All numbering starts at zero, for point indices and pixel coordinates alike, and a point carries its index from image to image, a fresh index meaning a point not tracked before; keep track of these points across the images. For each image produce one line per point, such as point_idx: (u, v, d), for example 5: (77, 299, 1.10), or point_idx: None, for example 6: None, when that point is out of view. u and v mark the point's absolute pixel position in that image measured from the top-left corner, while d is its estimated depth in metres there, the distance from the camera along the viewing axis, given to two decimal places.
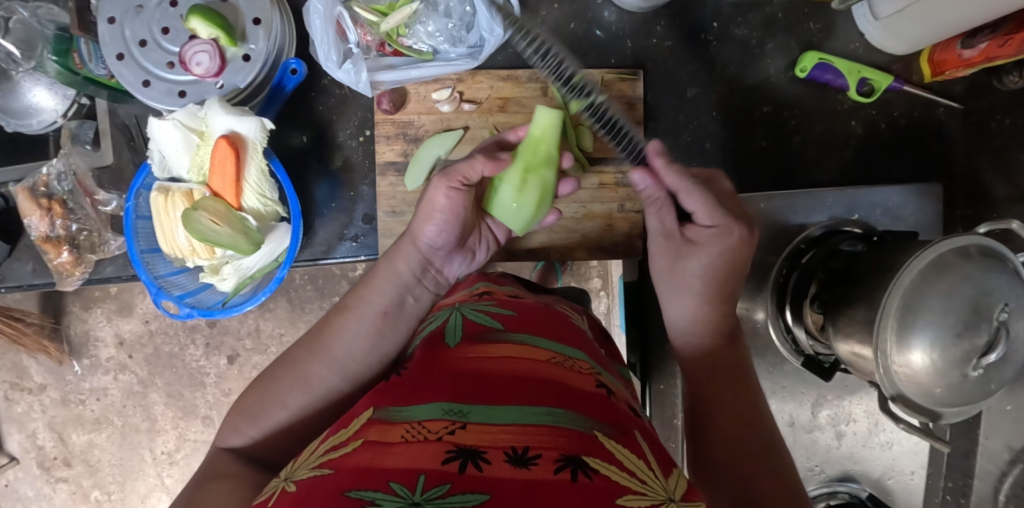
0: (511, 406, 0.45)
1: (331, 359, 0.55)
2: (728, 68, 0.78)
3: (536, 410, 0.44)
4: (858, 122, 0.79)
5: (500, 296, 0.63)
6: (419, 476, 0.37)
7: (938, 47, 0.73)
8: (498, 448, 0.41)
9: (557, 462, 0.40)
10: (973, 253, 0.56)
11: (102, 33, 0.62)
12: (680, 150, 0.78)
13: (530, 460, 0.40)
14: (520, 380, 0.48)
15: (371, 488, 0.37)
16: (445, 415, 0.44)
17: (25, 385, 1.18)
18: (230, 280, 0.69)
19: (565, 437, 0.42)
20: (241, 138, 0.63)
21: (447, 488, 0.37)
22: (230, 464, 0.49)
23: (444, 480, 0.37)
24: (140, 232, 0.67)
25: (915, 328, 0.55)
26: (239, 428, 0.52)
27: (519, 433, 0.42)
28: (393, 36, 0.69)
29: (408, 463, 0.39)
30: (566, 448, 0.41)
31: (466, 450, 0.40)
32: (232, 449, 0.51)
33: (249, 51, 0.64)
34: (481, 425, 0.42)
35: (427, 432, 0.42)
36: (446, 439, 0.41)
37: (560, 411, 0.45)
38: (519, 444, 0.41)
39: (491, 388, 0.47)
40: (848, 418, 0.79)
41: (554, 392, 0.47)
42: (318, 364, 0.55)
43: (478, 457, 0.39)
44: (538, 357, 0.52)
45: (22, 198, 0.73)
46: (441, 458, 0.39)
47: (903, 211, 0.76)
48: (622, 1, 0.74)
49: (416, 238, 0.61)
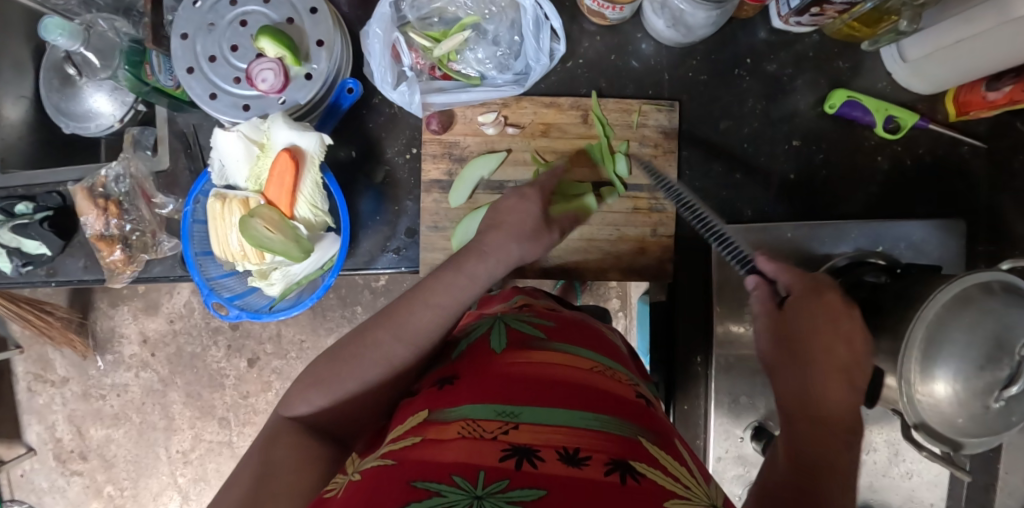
0: (560, 409, 0.48)
1: (408, 340, 0.56)
2: (760, 102, 0.81)
3: (584, 415, 0.48)
4: (883, 159, 0.82)
5: (538, 308, 0.67)
6: (479, 472, 0.41)
7: (963, 88, 0.77)
8: (551, 447, 0.44)
9: (606, 464, 0.43)
10: (995, 289, 0.59)
11: (175, 47, 0.66)
12: (712, 179, 0.81)
13: (582, 460, 0.43)
14: (568, 386, 0.51)
15: (436, 480, 0.40)
16: (498, 415, 0.47)
17: (48, 377, 1.21)
18: (277, 285, 0.72)
19: (612, 442, 0.46)
20: (300, 151, 0.66)
21: (507, 483, 0.40)
22: (296, 437, 0.52)
23: (503, 476, 0.41)
24: (196, 235, 0.70)
25: (938, 360, 0.58)
26: (309, 397, 0.54)
27: (570, 435, 0.45)
28: (444, 61, 0.73)
29: (469, 459, 0.42)
30: (613, 451, 0.45)
31: (520, 447, 0.44)
32: (298, 417, 0.54)
33: (311, 70, 0.68)
34: (533, 426, 0.46)
35: (483, 430, 0.46)
36: (500, 438, 0.45)
37: (605, 417, 0.48)
38: (570, 445, 0.45)
39: (541, 391, 0.50)
40: (868, 446, 0.83)
41: (598, 398, 0.51)
42: (391, 340, 0.55)
43: (533, 455, 0.43)
44: (581, 366, 0.55)
45: (80, 198, 0.77)
46: (498, 455, 0.43)
47: (927, 246, 0.79)
48: (660, 35, 0.78)
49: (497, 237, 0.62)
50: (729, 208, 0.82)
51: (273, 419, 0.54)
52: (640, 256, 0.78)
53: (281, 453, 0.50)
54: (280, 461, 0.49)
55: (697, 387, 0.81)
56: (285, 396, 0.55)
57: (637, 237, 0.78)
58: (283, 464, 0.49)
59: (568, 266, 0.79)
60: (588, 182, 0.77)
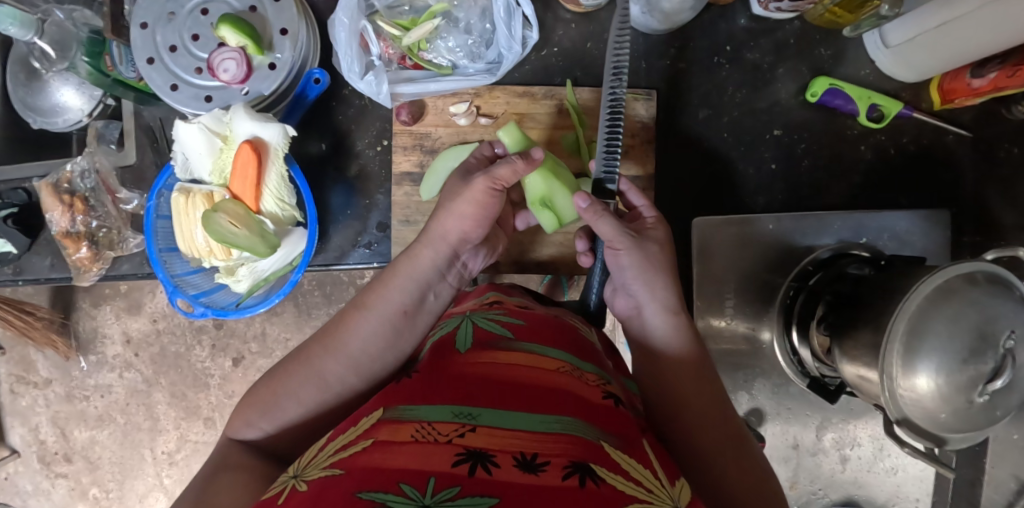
0: (520, 412, 0.46)
1: (347, 355, 0.56)
2: (740, 91, 0.79)
3: (545, 418, 0.46)
4: (867, 148, 0.80)
5: (510, 306, 0.65)
6: (430, 479, 0.39)
7: (948, 75, 0.75)
8: (508, 452, 0.42)
9: (565, 469, 0.41)
10: (979, 280, 0.57)
11: (135, 37, 0.65)
12: (692, 171, 0.80)
13: (539, 466, 0.41)
14: (532, 388, 0.50)
15: (382, 489, 0.38)
16: (455, 418, 0.45)
17: (31, 379, 1.19)
18: (244, 281, 0.70)
19: (574, 445, 0.44)
20: (263, 143, 0.64)
21: (457, 491, 0.38)
22: (241, 457, 0.52)
23: (454, 483, 0.39)
24: (160, 231, 0.69)
25: (921, 352, 0.56)
26: (252, 421, 0.54)
27: (528, 441, 0.44)
28: (414, 50, 0.71)
29: (420, 465, 0.40)
30: (574, 454, 0.43)
31: (476, 453, 0.42)
32: (245, 441, 0.53)
33: (275, 59, 0.66)
34: (491, 430, 0.44)
35: (438, 434, 0.44)
36: (455, 442, 0.43)
37: (570, 420, 0.47)
38: (528, 451, 0.43)
39: (499, 394, 0.48)
40: (853, 442, 0.82)
41: (560, 399, 0.49)
42: (331, 360, 0.56)
43: (488, 461, 0.41)
44: (546, 366, 0.53)
45: (45, 194, 0.75)
46: (451, 461, 0.41)
47: (911, 237, 0.77)
48: (637, 23, 0.76)
49: (440, 236, 0.62)
50: (709, 200, 0.80)
51: (220, 444, 0.54)
52: None
53: (223, 477, 0.49)
54: (219, 484, 0.48)
55: None
56: (231, 416, 0.55)
57: None
58: (228, 482, 0.48)
59: (546, 260, 0.77)
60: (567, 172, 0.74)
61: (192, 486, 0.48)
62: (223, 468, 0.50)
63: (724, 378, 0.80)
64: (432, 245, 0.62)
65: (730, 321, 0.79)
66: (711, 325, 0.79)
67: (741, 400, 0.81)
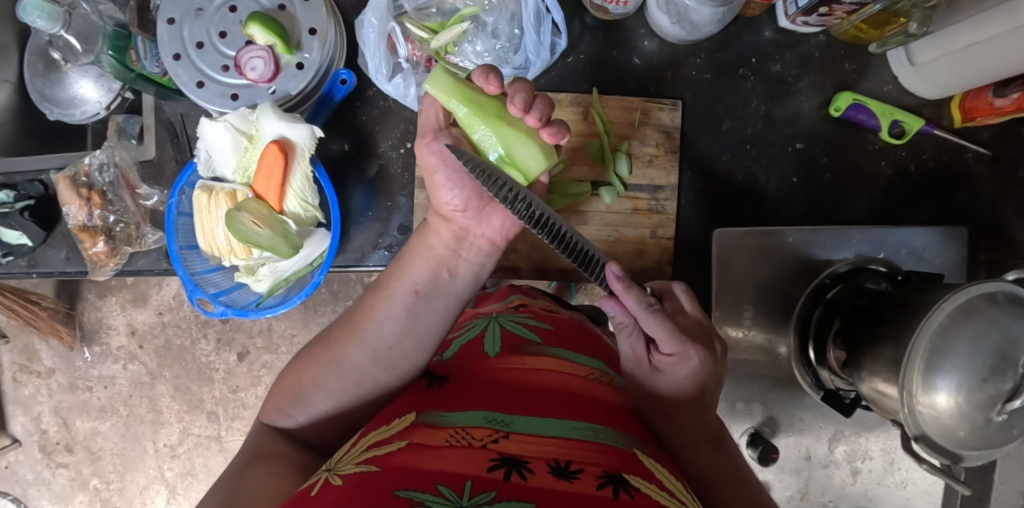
0: (553, 419, 0.47)
1: (366, 343, 0.56)
2: (763, 103, 0.79)
3: (577, 425, 0.47)
4: (887, 163, 0.80)
5: (536, 309, 0.65)
6: (466, 482, 0.39)
7: (970, 94, 0.75)
8: (541, 459, 0.42)
9: (599, 478, 0.41)
10: (999, 300, 0.57)
11: (161, 33, 0.64)
12: (712, 180, 0.80)
13: (573, 473, 0.41)
14: (562, 394, 0.50)
15: (420, 488, 0.38)
16: (488, 423, 0.46)
17: (34, 368, 1.18)
18: (265, 281, 0.70)
19: (606, 454, 0.44)
20: (290, 144, 0.64)
21: (493, 495, 0.38)
22: (274, 443, 0.53)
23: (490, 487, 0.39)
24: (180, 228, 0.68)
25: (941, 370, 0.56)
26: (285, 409, 0.55)
27: (561, 447, 0.44)
28: (441, 54, 0.71)
29: (456, 467, 0.40)
30: (607, 463, 0.43)
31: (510, 458, 0.42)
32: (278, 429, 0.55)
33: (303, 59, 0.66)
34: (524, 437, 0.44)
35: (472, 439, 0.44)
36: (490, 447, 0.43)
37: (599, 429, 0.47)
38: (561, 457, 0.43)
39: (531, 401, 0.49)
40: (864, 455, 0.83)
41: (589, 408, 0.50)
42: (352, 348, 0.56)
43: (523, 467, 0.41)
44: (576, 373, 0.54)
45: (63, 186, 0.75)
46: (487, 465, 0.41)
47: (929, 253, 0.78)
48: (663, 32, 0.76)
49: (444, 213, 0.61)
50: (729, 211, 0.80)
51: (255, 431, 0.55)
52: (638, 258, 0.76)
53: (258, 465, 0.50)
54: (254, 473, 0.49)
55: None
56: (267, 407, 0.56)
57: (636, 238, 0.76)
58: (263, 468, 0.49)
59: (565, 266, 0.77)
60: (587, 180, 0.75)
61: (223, 480, 0.48)
62: (258, 458, 0.51)
63: (739, 387, 0.81)
64: (439, 224, 0.61)
65: (747, 331, 0.79)
66: (729, 335, 0.79)
67: (754, 410, 0.81)
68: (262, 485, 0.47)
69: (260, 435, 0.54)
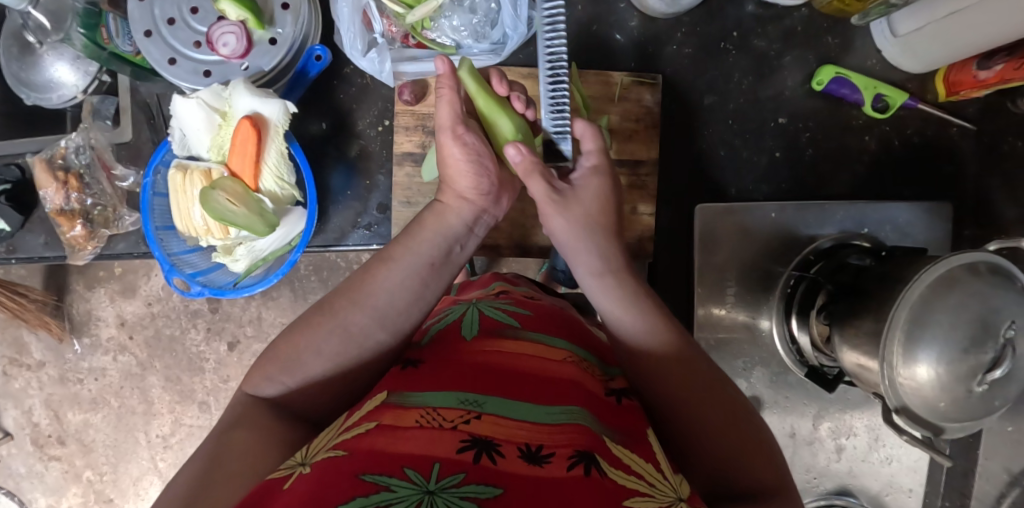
0: (527, 406, 0.46)
1: (373, 308, 0.54)
2: (746, 78, 0.79)
3: (549, 410, 0.46)
4: (871, 139, 0.80)
5: (516, 296, 0.65)
6: (433, 465, 0.38)
7: (954, 67, 0.75)
8: (512, 443, 0.42)
9: (570, 459, 0.41)
10: (982, 271, 0.57)
11: (131, 9, 0.63)
12: (694, 157, 0.80)
13: (543, 458, 0.41)
14: (535, 377, 0.50)
15: (386, 471, 0.38)
16: (460, 404, 0.45)
17: (24, 361, 1.18)
18: (242, 261, 0.70)
19: (577, 434, 0.44)
20: (264, 120, 0.63)
21: (462, 478, 0.38)
22: (264, 416, 0.49)
23: (458, 469, 0.38)
24: (156, 208, 0.68)
25: (922, 341, 0.55)
26: (274, 377, 0.51)
27: (528, 432, 0.43)
28: (417, 29, 0.69)
29: (424, 450, 0.40)
30: (580, 443, 0.43)
31: (480, 440, 0.41)
32: (266, 398, 0.51)
33: (276, 34, 0.65)
34: (496, 419, 0.44)
35: (443, 421, 0.43)
36: (460, 428, 0.42)
37: (574, 411, 0.47)
38: (531, 442, 0.42)
39: (505, 386, 0.48)
40: (850, 431, 0.83)
41: (562, 388, 0.49)
42: (358, 312, 0.54)
43: (493, 450, 0.41)
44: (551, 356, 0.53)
45: (39, 170, 0.74)
46: (456, 447, 0.40)
47: (912, 228, 0.78)
48: (644, 6, 0.75)
49: (461, 194, 0.62)
50: (712, 188, 0.80)
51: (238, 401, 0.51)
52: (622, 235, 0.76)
53: (242, 432, 0.47)
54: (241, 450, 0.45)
55: None
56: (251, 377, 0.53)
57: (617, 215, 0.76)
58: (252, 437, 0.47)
59: (546, 245, 0.77)
60: None
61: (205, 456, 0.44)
62: (240, 432, 0.47)
63: (725, 365, 0.80)
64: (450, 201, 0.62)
65: (732, 309, 0.79)
66: (712, 313, 0.79)
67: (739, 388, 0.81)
68: (246, 462, 0.45)
69: (243, 406, 0.50)
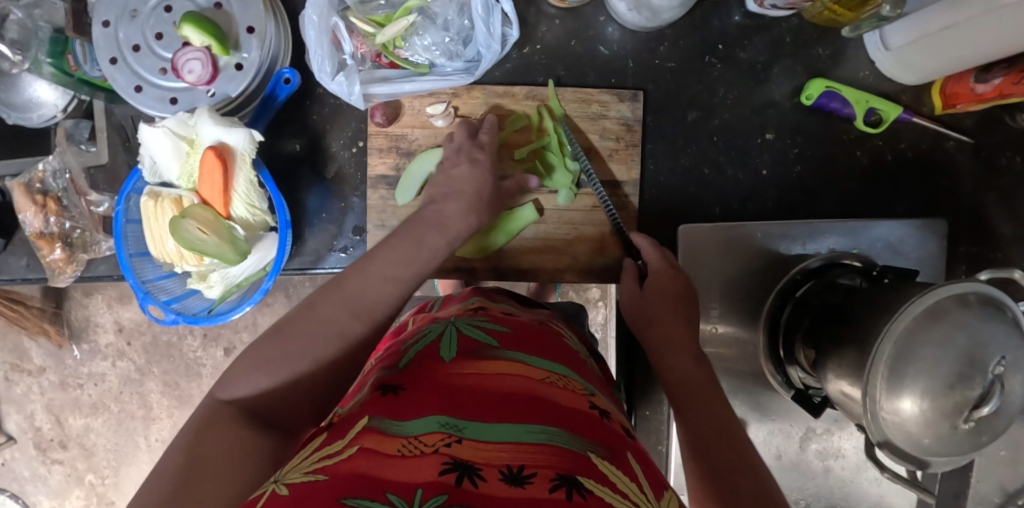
0: (506, 424, 0.42)
1: (352, 299, 0.53)
2: (731, 91, 0.76)
3: (531, 428, 0.42)
4: (863, 153, 0.77)
5: (495, 313, 0.61)
6: (417, 489, 0.35)
7: (951, 78, 0.72)
8: (494, 466, 0.38)
9: (552, 481, 0.37)
10: (971, 301, 0.54)
11: (96, 36, 0.62)
12: (679, 174, 0.77)
13: (525, 478, 0.37)
14: (517, 397, 0.45)
15: (369, 495, 0.34)
16: (441, 428, 0.41)
17: (26, 367, 1.19)
18: (217, 287, 0.69)
19: (560, 456, 0.40)
20: (228, 148, 0.63)
21: (445, 498, 0.34)
22: (236, 420, 0.45)
23: (442, 491, 0.35)
24: (129, 235, 0.67)
25: (907, 376, 0.53)
26: (252, 377, 0.48)
27: (511, 450, 0.40)
28: (389, 48, 0.68)
29: (407, 476, 0.36)
30: (562, 466, 0.39)
31: (463, 464, 0.38)
32: (238, 400, 0.47)
33: (242, 59, 0.64)
34: (477, 444, 0.40)
35: (423, 446, 0.39)
36: (442, 451, 0.39)
37: (554, 430, 0.42)
38: (515, 462, 0.39)
39: (486, 404, 0.44)
40: (837, 453, 0.81)
41: (541, 404, 0.45)
42: (335, 302, 0.53)
43: (475, 474, 0.37)
44: (534, 376, 0.49)
45: (18, 194, 0.75)
46: (438, 469, 0.37)
47: (904, 246, 0.75)
48: (624, 20, 0.73)
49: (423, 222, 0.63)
50: (698, 205, 0.78)
51: (206, 405, 0.46)
52: (599, 256, 0.75)
53: (214, 437, 0.43)
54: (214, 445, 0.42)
55: (660, 393, 0.79)
56: (221, 380, 0.48)
57: (595, 236, 0.75)
58: (218, 447, 0.42)
59: (522, 265, 0.75)
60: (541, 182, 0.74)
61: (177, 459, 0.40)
62: (208, 432, 0.43)
63: None
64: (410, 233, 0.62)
65: (716, 327, 0.77)
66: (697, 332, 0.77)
67: None
68: (222, 471, 0.41)
69: (220, 406, 0.46)
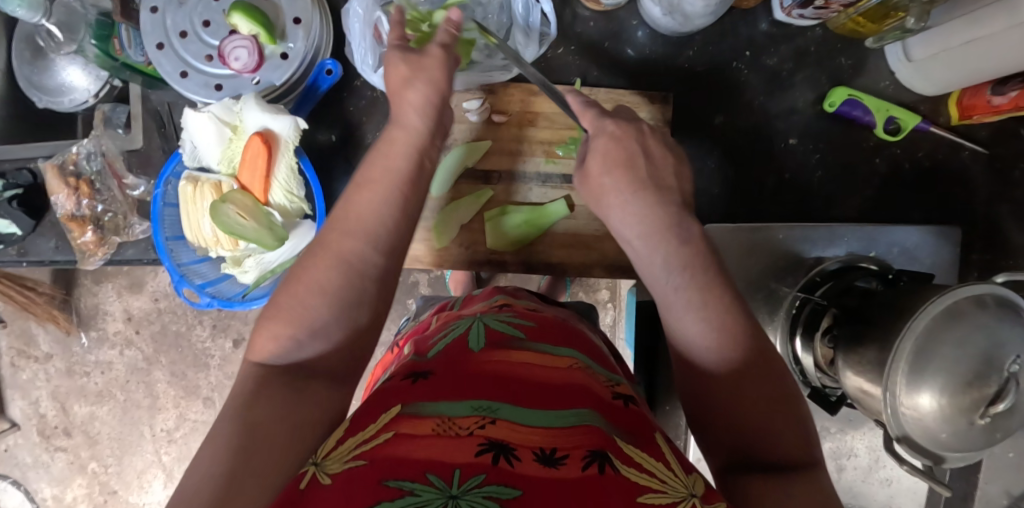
0: (537, 409, 0.43)
1: (369, 232, 0.51)
2: (756, 97, 0.79)
3: (561, 413, 0.42)
4: (881, 160, 0.79)
5: (520, 308, 0.61)
6: (454, 470, 0.36)
7: (968, 91, 0.74)
8: (528, 447, 0.39)
9: (585, 459, 0.38)
10: (989, 302, 0.56)
11: (144, 22, 0.63)
12: (702, 176, 0.79)
13: (558, 460, 0.38)
14: (545, 386, 0.46)
15: (409, 478, 0.35)
16: (474, 411, 0.42)
17: (32, 353, 1.19)
18: (251, 272, 0.70)
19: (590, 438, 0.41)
20: (273, 135, 0.64)
21: (484, 479, 0.36)
22: (278, 382, 0.45)
23: (479, 472, 0.36)
24: (167, 219, 0.67)
25: (926, 373, 0.55)
26: (284, 332, 0.47)
27: (543, 434, 0.40)
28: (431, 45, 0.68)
29: (445, 456, 0.37)
30: (592, 444, 0.40)
31: (498, 444, 0.39)
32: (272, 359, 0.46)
33: (287, 49, 0.65)
34: (511, 424, 0.41)
35: (457, 428, 0.40)
36: (477, 434, 0.40)
37: (580, 413, 0.43)
38: (547, 444, 0.40)
39: (517, 389, 0.45)
40: (850, 452, 0.83)
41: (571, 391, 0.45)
42: (353, 242, 0.51)
43: (510, 453, 0.38)
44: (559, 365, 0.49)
45: (51, 176, 0.75)
46: (474, 451, 0.38)
47: (920, 251, 0.77)
48: (656, 24, 0.75)
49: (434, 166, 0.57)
50: (720, 206, 0.80)
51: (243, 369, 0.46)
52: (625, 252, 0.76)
53: (261, 401, 0.43)
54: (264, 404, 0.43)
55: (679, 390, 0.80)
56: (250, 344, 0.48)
57: None
58: (266, 411, 0.42)
59: (553, 261, 0.76)
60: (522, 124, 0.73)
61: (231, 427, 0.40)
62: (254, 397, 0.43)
63: None
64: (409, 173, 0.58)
65: None
66: None
67: None
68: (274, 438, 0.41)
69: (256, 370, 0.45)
